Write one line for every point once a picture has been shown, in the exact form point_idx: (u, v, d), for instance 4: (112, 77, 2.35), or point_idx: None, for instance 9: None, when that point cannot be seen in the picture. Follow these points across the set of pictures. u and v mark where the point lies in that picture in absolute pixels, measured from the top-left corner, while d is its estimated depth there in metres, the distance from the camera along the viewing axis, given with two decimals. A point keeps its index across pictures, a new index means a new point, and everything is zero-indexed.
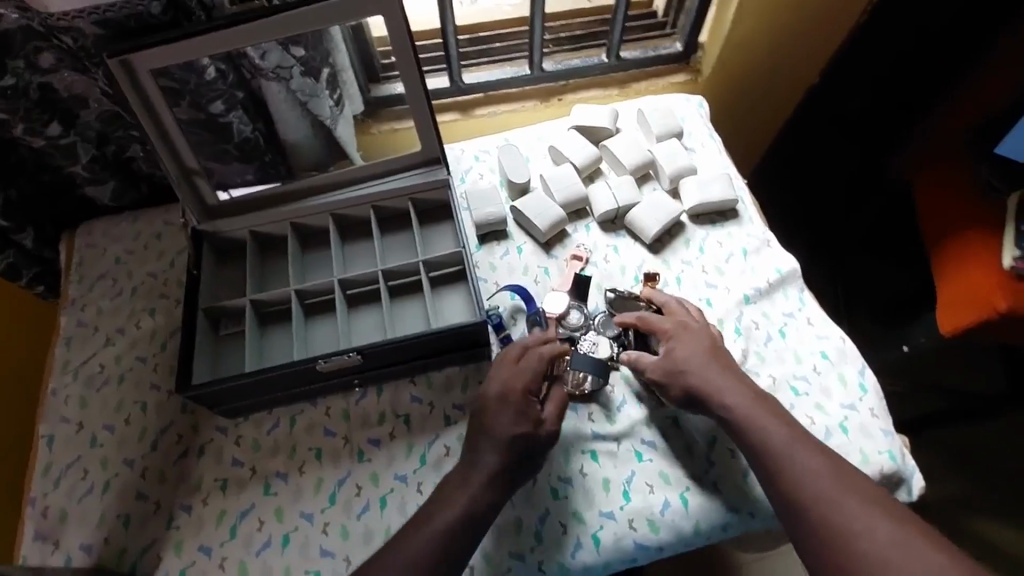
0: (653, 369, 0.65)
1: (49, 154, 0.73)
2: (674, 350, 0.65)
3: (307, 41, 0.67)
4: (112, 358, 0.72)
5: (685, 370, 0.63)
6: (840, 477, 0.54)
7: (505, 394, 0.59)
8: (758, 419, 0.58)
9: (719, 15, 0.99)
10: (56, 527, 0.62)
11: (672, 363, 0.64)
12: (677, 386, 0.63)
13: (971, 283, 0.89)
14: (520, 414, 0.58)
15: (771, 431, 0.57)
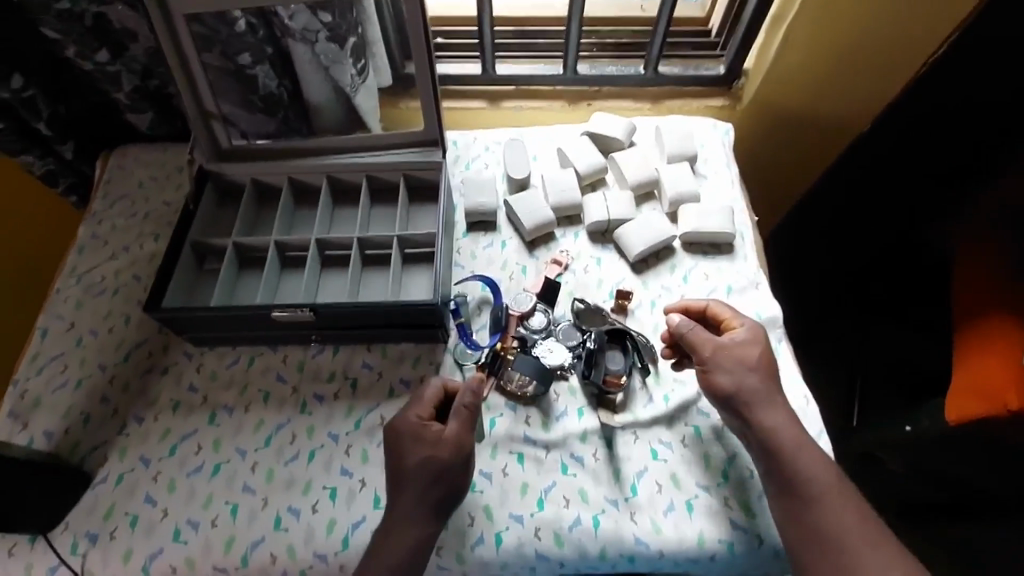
0: (712, 351, 0.64)
1: (96, 77, 0.80)
2: (740, 345, 0.64)
3: (334, 7, 0.70)
4: (113, 271, 0.79)
5: (755, 370, 0.62)
6: (848, 511, 0.55)
7: (420, 420, 0.60)
8: (795, 446, 0.58)
9: (767, 40, 1.00)
10: (29, 409, 0.68)
11: (739, 356, 0.63)
12: (736, 377, 0.62)
13: (985, 373, 0.79)
14: (429, 439, 0.58)
15: (797, 455, 0.57)
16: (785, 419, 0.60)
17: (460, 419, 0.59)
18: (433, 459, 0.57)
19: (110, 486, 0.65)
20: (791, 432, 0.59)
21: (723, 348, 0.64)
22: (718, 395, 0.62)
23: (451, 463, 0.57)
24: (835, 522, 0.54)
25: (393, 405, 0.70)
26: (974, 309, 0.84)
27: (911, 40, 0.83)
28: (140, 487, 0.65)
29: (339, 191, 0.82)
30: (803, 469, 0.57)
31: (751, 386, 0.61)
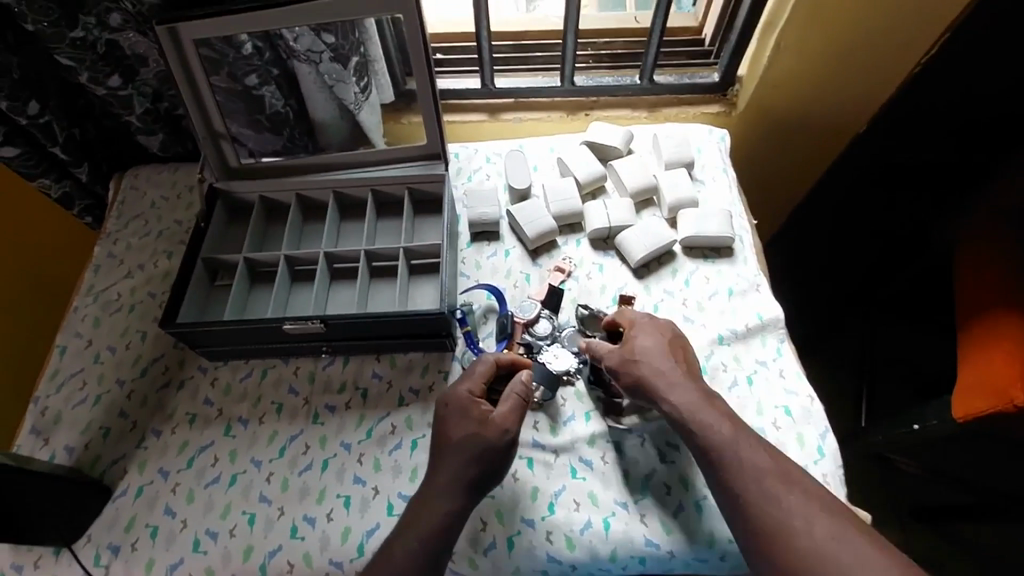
0: (610, 360, 0.65)
1: (109, 102, 0.83)
2: (633, 342, 0.65)
3: (336, 29, 0.72)
4: (129, 289, 0.81)
5: (651, 361, 0.63)
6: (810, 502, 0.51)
7: (471, 397, 0.61)
8: (734, 442, 0.55)
9: (759, 50, 1.04)
10: (50, 426, 0.71)
11: (630, 354, 0.64)
12: (631, 377, 0.63)
13: (991, 368, 0.80)
14: (477, 418, 0.60)
15: (742, 455, 0.54)
16: (705, 414, 0.58)
17: (513, 401, 0.61)
18: (478, 439, 0.58)
19: (130, 499, 0.67)
20: (726, 427, 0.57)
21: (618, 353, 0.65)
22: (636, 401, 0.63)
23: (494, 445, 0.58)
24: (792, 519, 0.50)
25: (404, 413, 0.71)
26: (982, 306, 0.85)
27: (895, 48, 0.82)
28: (159, 499, 0.67)
29: (346, 206, 0.84)
30: (751, 465, 0.54)
31: (653, 378, 0.62)
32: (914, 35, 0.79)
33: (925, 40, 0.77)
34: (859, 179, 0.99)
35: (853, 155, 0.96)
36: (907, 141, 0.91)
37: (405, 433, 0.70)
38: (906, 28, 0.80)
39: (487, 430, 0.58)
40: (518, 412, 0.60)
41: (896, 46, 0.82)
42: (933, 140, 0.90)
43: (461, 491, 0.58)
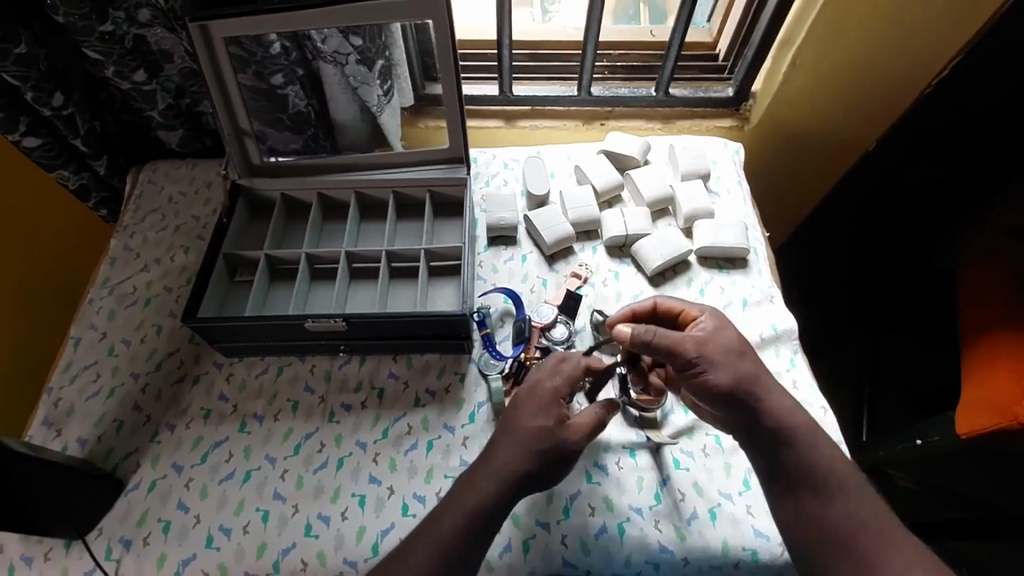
0: (696, 350, 0.61)
1: (132, 96, 0.83)
2: (715, 334, 0.63)
3: (365, 33, 0.73)
4: (145, 283, 0.81)
5: (743, 355, 0.61)
6: (864, 499, 0.56)
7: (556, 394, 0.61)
8: (812, 437, 0.58)
9: (773, 69, 1.05)
10: (63, 417, 0.71)
11: (721, 347, 0.61)
12: (726, 372, 0.60)
13: (995, 386, 0.81)
14: (553, 415, 0.60)
15: (808, 450, 0.58)
16: (784, 406, 0.59)
17: (595, 416, 0.61)
18: (553, 437, 0.58)
19: (143, 493, 0.67)
20: (805, 421, 0.59)
21: (699, 343, 0.61)
22: (723, 396, 0.60)
23: (561, 445, 0.58)
24: (851, 512, 0.55)
25: (420, 413, 0.72)
26: (987, 324, 0.86)
27: (918, 63, 0.85)
28: (172, 494, 0.67)
29: (366, 206, 0.85)
30: (821, 458, 0.57)
31: (747, 374, 0.60)
32: (937, 48, 0.81)
33: (948, 49, 0.80)
34: (870, 199, 1.03)
35: (867, 171, 0.99)
36: (920, 155, 0.93)
37: (421, 433, 0.70)
38: (928, 43, 0.82)
39: (563, 431, 0.59)
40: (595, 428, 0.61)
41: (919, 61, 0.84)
42: (948, 152, 0.91)
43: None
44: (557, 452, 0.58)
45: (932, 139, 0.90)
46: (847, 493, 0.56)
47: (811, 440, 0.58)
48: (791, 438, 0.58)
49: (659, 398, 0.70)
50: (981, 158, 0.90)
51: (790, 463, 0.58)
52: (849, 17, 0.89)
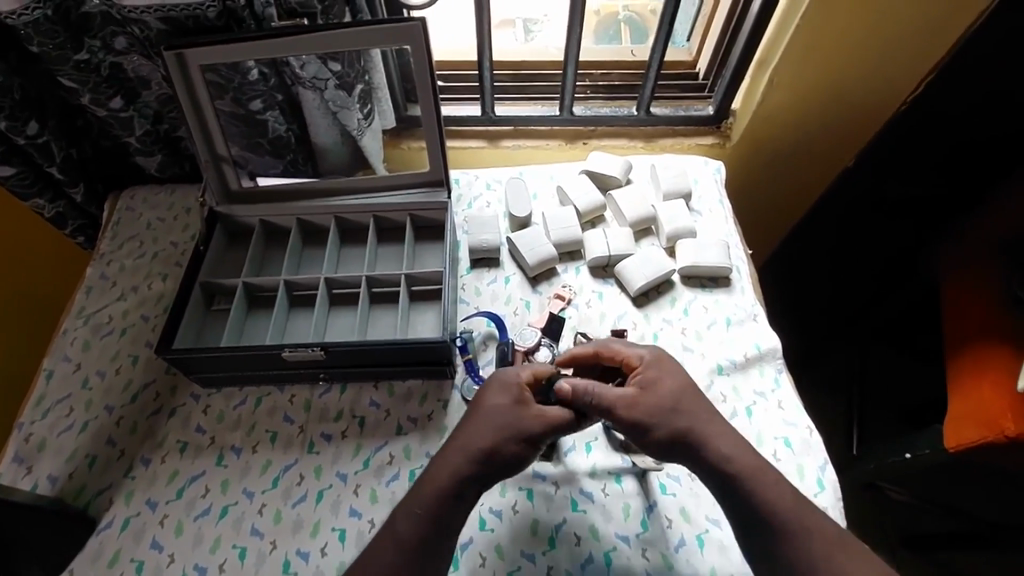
0: (627, 409, 0.59)
1: (109, 123, 0.82)
2: (647, 388, 0.60)
3: (345, 58, 0.73)
4: (121, 311, 0.79)
5: (677, 405, 0.60)
6: (814, 523, 0.54)
7: (519, 378, 0.61)
8: (753, 471, 0.57)
9: (748, 96, 1.03)
10: (34, 453, 0.68)
11: (654, 399, 0.60)
12: (665, 427, 0.59)
13: (980, 401, 0.81)
14: (512, 394, 0.59)
15: (755, 480, 0.56)
16: (733, 443, 0.58)
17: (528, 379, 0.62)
18: (500, 411, 0.58)
19: (115, 531, 0.65)
20: (749, 457, 0.58)
21: (639, 403, 0.59)
22: (662, 445, 0.59)
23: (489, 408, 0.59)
24: (803, 538, 0.54)
25: (402, 442, 0.70)
26: (972, 339, 0.86)
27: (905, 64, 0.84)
28: (146, 532, 0.65)
29: (347, 230, 0.84)
30: (768, 487, 0.56)
31: (683, 427, 0.59)
32: (929, 46, 0.80)
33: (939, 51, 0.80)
34: (857, 213, 1.05)
35: (849, 189, 1.02)
36: (892, 172, 0.97)
37: (403, 463, 0.69)
38: (918, 41, 0.81)
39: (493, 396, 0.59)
40: (554, 432, 0.59)
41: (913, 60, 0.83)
42: (921, 166, 0.95)
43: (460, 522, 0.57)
44: (507, 432, 0.57)
45: (905, 154, 0.93)
46: (798, 519, 0.55)
47: (757, 470, 0.57)
48: (737, 473, 0.57)
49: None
50: (947, 174, 0.96)
51: (744, 497, 0.56)
52: (832, 33, 0.87)
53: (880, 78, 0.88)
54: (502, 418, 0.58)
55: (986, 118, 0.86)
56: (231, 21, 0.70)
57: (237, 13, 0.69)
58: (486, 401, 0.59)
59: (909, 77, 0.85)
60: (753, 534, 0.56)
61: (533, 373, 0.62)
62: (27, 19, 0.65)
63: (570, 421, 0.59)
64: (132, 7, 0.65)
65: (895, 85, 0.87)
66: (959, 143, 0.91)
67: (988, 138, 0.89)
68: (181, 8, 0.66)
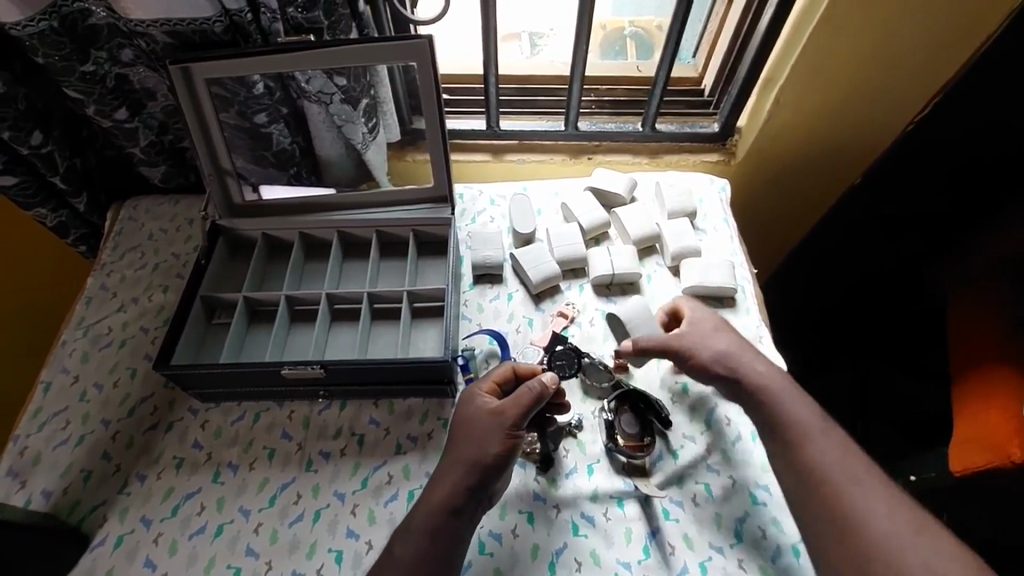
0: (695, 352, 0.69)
1: (113, 134, 0.82)
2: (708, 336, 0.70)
3: (350, 73, 0.73)
4: (120, 323, 0.79)
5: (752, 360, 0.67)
6: (876, 493, 0.56)
7: (482, 390, 0.63)
8: (821, 434, 0.60)
9: (754, 112, 1.01)
10: (29, 467, 0.67)
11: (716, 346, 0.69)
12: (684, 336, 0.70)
13: (989, 426, 0.79)
14: (479, 403, 0.61)
15: (817, 441, 0.60)
16: (792, 405, 0.63)
17: (502, 378, 0.65)
18: (470, 420, 0.60)
19: (109, 549, 0.64)
20: (817, 419, 0.62)
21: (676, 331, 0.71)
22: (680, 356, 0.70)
23: (467, 414, 0.61)
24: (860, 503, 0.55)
25: (401, 462, 0.69)
26: (980, 362, 0.85)
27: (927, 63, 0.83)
28: (139, 551, 0.64)
29: (349, 244, 0.83)
30: (833, 450, 0.59)
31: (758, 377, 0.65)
32: (957, 47, 0.80)
33: (963, 54, 0.81)
34: (856, 226, 1.05)
35: (852, 203, 1.03)
36: (895, 191, 0.97)
37: (402, 483, 0.68)
38: (944, 45, 0.81)
39: (470, 406, 0.61)
40: (523, 411, 0.59)
41: (923, 74, 0.84)
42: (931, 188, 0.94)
43: (457, 545, 0.56)
44: (482, 434, 0.58)
45: (908, 171, 0.93)
46: (859, 484, 0.57)
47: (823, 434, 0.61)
48: (803, 430, 0.61)
49: (647, 445, 0.68)
50: (952, 195, 0.95)
51: (805, 455, 0.59)
52: (840, 51, 0.85)
53: (906, 82, 0.86)
54: (471, 424, 0.59)
55: (991, 132, 0.85)
56: (237, 36, 0.71)
57: (243, 28, 0.69)
58: (459, 414, 0.62)
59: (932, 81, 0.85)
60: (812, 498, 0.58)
61: (495, 381, 0.64)
62: (33, 31, 0.65)
63: (531, 391, 0.60)
64: (139, 21, 0.65)
65: (912, 96, 0.87)
66: (967, 161, 0.89)
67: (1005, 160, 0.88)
68: (187, 22, 0.66)
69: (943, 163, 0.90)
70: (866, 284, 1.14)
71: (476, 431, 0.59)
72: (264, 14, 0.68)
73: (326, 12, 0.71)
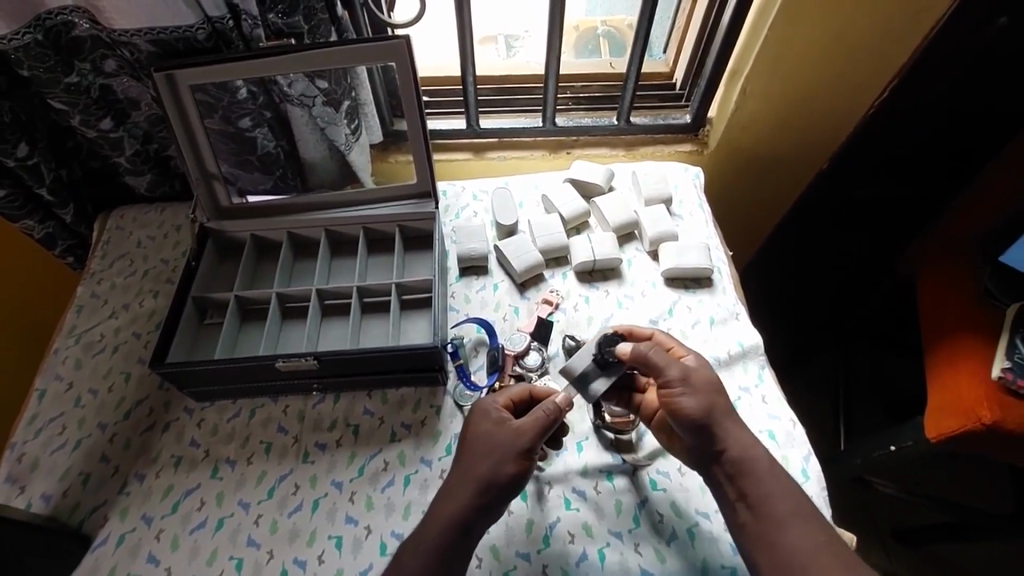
0: (680, 378, 0.61)
1: (99, 144, 0.83)
2: (701, 367, 0.63)
3: (331, 76, 0.75)
4: (113, 329, 0.80)
5: (717, 390, 0.62)
6: (805, 542, 0.56)
7: (497, 405, 0.64)
8: (757, 483, 0.59)
9: (721, 106, 1.07)
10: (26, 472, 0.68)
11: (702, 378, 0.62)
12: (676, 369, 0.61)
13: (958, 390, 0.83)
14: (494, 418, 0.62)
15: (763, 480, 0.58)
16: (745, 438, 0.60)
17: (516, 395, 0.66)
18: (486, 436, 0.60)
19: (111, 548, 0.65)
20: (765, 455, 0.60)
21: (675, 365, 0.62)
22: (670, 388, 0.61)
23: (477, 433, 0.61)
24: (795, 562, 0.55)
25: (396, 448, 0.71)
26: (947, 331, 0.89)
27: (876, 44, 0.86)
28: (142, 548, 0.65)
29: (337, 243, 0.86)
30: (780, 489, 0.58)
31: (716, 405, 0.60)
32: (907, 32, 0.82)
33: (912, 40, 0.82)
34: (826, 216, 1.10)
35: (819, 198, 1.06)
36: (857, 179, 1.01)
37: (398, 469, 0.70)
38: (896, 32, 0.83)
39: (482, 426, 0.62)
40: (535, 433, 0.59)
41: (876, 60, 0.87)
42: (910, 168, 0.99)
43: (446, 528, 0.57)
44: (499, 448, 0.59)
45: (874, 157, 0.97)
46: (794, 540, 0.56)
47: (762, 491, 0.59)
48: (751, 467, 0.59)
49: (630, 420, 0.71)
50: (912, 180, 1.01)
51: (755, 493, 0.58)
52: (800, 45, 0.91)
53: (860, 70, 0.89)
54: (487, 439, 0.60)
55: (961, 106, 0.88)
56: (220, 43, 0.73)
57: (226, 35, 0.71)
58: (467, 433, 0.62)
59: (888, 64, 0.87)
60: (745, 545, 0.57)
61: (510, 398, 0.65)
62: (18, 45, 0.66)
63: (545, 413, 0.60)
64: (123, 31, 0.67)
65: (867, 81, 0.90)
66: (928, 135, 0.93)
67: (983, 141, 0.93)
68: (171, 30, 0.68)
69: (928, 144, 0.94)
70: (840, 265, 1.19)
71: (488, 446, 0.59)
72: (246, 21, 0.70)
73: (306, 17, 0.74)
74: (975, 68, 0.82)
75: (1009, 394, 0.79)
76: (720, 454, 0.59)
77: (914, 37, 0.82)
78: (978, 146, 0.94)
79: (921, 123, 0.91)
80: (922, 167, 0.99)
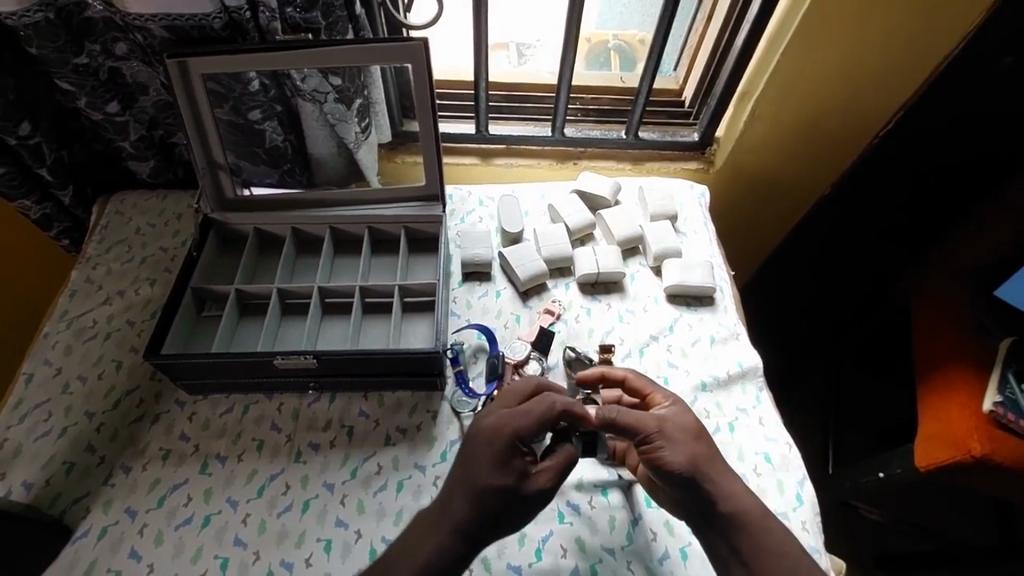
0: (656, 427, 0.60)
1: (103, 127, 0.82)
2: (676, 415, 0.63)
3: (346, 73, 0.74)
4: (106, 316, 0.78)
5: (698, 438, 0.61)
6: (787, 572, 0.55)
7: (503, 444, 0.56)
8: (765, 522, 0.58)
9: (728, 130, 1.08)
10: (9, 459, 0.66)
11: (679, 426, 0.61)
12: (652, 423, 0.60)
13: (948, 424, 0.83)
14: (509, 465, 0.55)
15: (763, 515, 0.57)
16: (740, 490, 0.59)
17: (526, 422, 0.57)
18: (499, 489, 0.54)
19: (92, 540, 0.64)
20: (757, 508, 0.58)
21: (649, 420, 0.61)
22: (652, 445, 0.60)
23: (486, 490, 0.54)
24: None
25: (391, 452, 0.70)
26: (940, 363, 0.90)
27: (885, 75, 0.86)
28: (125, 542, 0.64)
29: (340, 240, 0.85)
30: (777, 546, 0.57)
31: (700, 454, 0.60)
32: (916, 64, 0.83)
33: (924, 71, 0.83)
34: (827, 242, 1.10)
35: (821, 220, 1.07)
36: (863, 205, 1.02)
37: (392, 473, 0.69)
38: (906, 61, 0.83)
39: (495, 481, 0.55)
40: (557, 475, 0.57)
41: (884, 88, 0.87)
42: (912, 198, 0.99)
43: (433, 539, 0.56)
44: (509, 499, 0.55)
45: (875, 185, 0.98)
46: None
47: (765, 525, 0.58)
48: (746, 521, 0.57)
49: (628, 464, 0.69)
50: (915, 210, 1.01)
51: (745, 548, 0.57)
52: (808, 70, 0.91)
53: (865, 97, 0.90)
54: (504, 494, 0.55)
55: (961, 144, 0.89)
56: (236, 33, 0.72)
57: (242, 25, 0.71)
58: (487, 484, 0.54)
59: (897, 93, 0.86)
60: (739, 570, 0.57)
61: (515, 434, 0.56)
62: (29, 22, 0.65)
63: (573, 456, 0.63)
64: (137, 14, 0.66)
65: (875, 106, 0.90)
66: (930, 164, 0.93)
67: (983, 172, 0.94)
68: (187, 18, 0.67)
69: (929, 176, 0.95)
70: (838, 289, 1.20)
71: (507, 497, 0.55)
72: (263, 13, 0.70)
73: (324, 13, 0.73)
74: (980, 105, 0.83)
75: (999, 428, 0.80)
76: (713, 510, 0.58)
77: (925, 69, 0.82)
78: (978, 179, 0.95)
79: (923, 152, 0.91)
80: (924, 197, 0.99)
